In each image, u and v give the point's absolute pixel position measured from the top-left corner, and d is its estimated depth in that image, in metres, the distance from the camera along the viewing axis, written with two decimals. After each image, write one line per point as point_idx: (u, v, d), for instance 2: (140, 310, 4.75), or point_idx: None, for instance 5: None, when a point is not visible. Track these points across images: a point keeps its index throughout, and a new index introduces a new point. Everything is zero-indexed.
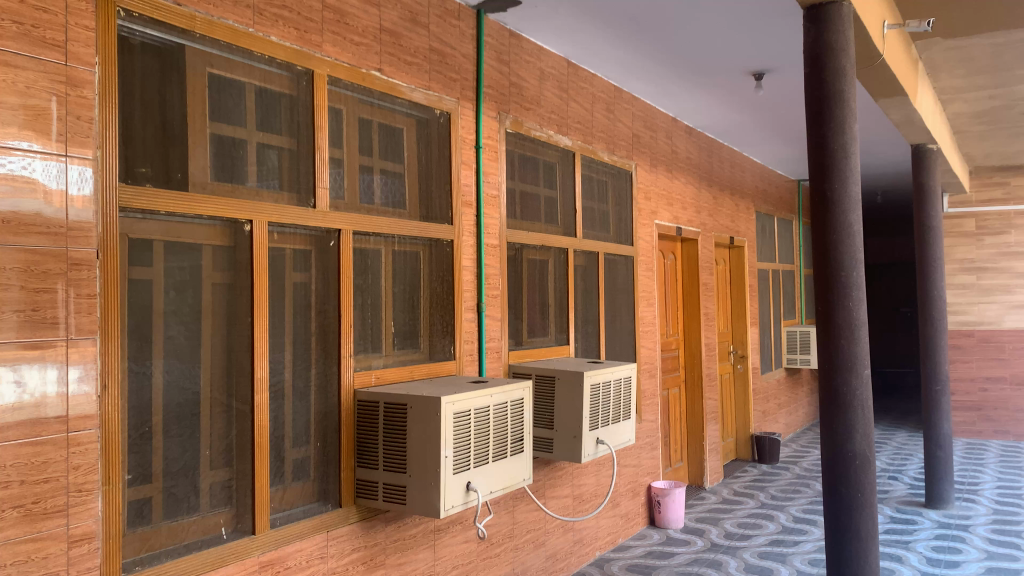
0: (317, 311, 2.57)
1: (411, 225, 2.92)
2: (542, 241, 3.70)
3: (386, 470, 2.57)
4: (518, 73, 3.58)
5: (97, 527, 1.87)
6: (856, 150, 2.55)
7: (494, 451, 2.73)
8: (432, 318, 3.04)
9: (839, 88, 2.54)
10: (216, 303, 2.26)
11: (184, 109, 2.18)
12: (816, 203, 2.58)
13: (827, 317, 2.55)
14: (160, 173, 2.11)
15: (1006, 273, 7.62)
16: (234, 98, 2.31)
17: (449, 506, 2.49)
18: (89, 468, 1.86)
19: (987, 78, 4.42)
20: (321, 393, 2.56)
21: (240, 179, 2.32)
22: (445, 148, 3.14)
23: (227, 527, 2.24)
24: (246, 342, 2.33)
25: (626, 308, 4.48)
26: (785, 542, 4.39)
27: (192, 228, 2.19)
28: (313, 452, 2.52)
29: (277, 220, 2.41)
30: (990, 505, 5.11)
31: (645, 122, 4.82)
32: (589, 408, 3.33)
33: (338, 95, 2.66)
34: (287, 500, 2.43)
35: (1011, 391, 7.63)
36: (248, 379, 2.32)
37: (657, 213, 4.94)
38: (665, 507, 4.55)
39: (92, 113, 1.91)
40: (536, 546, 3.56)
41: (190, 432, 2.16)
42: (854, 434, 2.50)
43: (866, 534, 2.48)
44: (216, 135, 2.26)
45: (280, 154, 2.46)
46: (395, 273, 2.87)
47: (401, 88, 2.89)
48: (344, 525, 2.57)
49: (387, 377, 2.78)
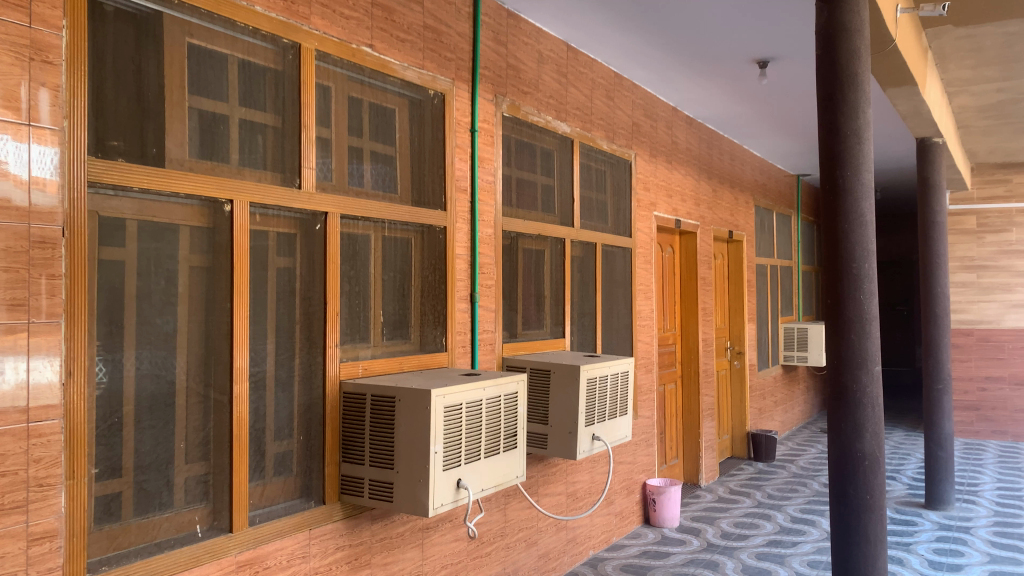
0: (301, 298, 2.44)
1: (402, 210, 2.79)
2: (539, 231, 3.58)
3: (372, 466, 2.45)
4: (516, 55, 3.45)
5: (59, 524, 1.75)
6: (869, 136, 2.44)
7: (486, 448, 2.61)
8: (423, 307, 2.91)
9: (853, 70, 2.42)
10: (193, 288, 2.13)
11: (161, 80, 2.04)
12: (826, 191, 2.47)
13: (838, 309, 2.43)
14: (135, 147, 1.97)
15: (1007, 272, 7.53)
16: (215, 71, 2.18)
17: (437, 504, 2.37)
18: (52, 461, 1.74)
19: (997, 70, 4.31)
20: (306, 384, 2.43)
21: (222, 157, 2.20)
22: (439, 131, 3.01)
23: (202, 524, 2.12)
24: (225, 329, 2.20)
25: (623, 300, 4.37)
26: (784, 543, 4.28)
27: (168, 207, 2.06)
28: (296, 445, 2.40)
29: (259, 201, 2.29)
30: (991, 507, 5.01)
31: (645, 110, 4.69)
32: (586, 404, 3.21)
33: (326, 71, 2.52)
34: (267, 497, 2.30)
35: (1010, 391, 7.55)
36: (226, 369, 2.20)
37: (657, 205, 4.82)
38: (660, 505, 4.44)
39: (58, 81, 1.78)
40: (528, 545, 3.45)
41: (164, 423, 2.03)
42: (863, 433, 2.39)
43: (874, 539, 2.37)
44: (197, 109, 2.13)
45: (264, 133, 2.33)
46: (385, 261, 2.75)
47: (393, 66, 2.76)
48: (327, 523, 2.46)
49: (375, 369, 2.66)
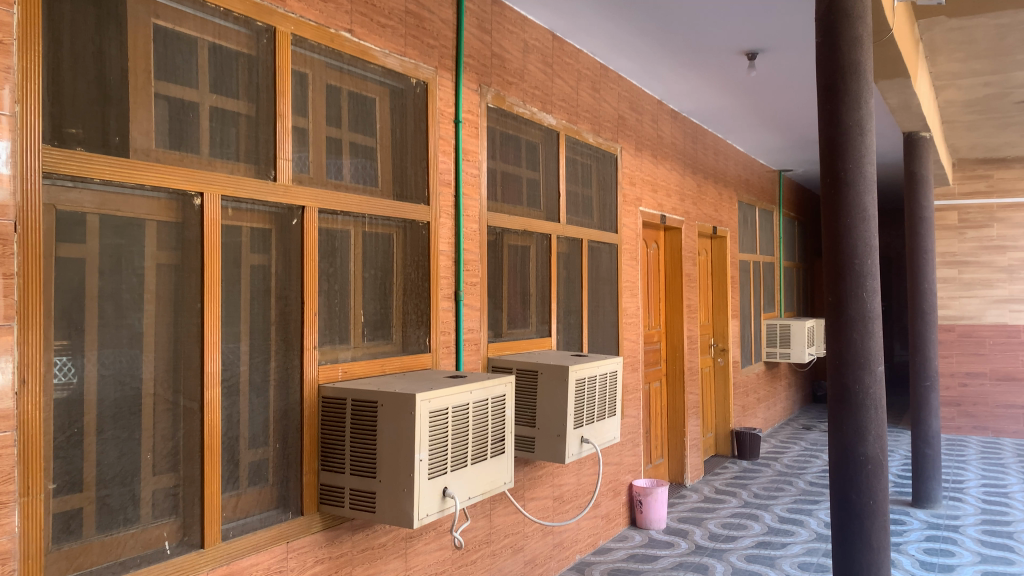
0: (277, 297, 2.30)
1: (384, 203, 2.66)
2: (524, 226, 3.47)
3: (353, 475, 2.32)
4: (501, 43, 3.33)
5: (13, 545, 1.61)
6: (872, 128, 2.35)
7: (473, 454, 2.49)
8: (405, 306, 2.79)
9: (854, 59, 2.33)
10: (161, 288, 1.99)
11: (124, 63, 1.89)
12: (827, 185, 2.37)
13: (839, 306, 2.34)
14: (96, 136, 1.83)
15: (988, 267, 7.54)
16: (184, 54, 2.03)
17: (423, 515, 2.24)
18: (4, 476, 1.60)
19: (986, 63, 4.26)
20: (282, 388, 2.30)
21: (191, 148, 2.05)
22: (421, 121, 2.88)
23: (172, 540, 1.98)
24: (195, 331, 2.06)
25: (609, 298, 4.26)
26: (773, 544, 4.20)
27: (133, 200, 1.92)
28: (272, 454, 2.26)
29: (231, 194, 2.14)
30: (978, 505, 4.98)
31: (630, 103, 4.59)
32: (575, 405, 3.10)
33: (303, 57, 2.38)
34: (241, 509, 2.16)
35: (991, 387, 7.56)
36: (197, 374, 2.06)
37: (642, 200, 4.72)
38: (647, 507, 4.35)
39: (9, 62, 1.64)
40: (514, 551, 3.33)
41: (129, 433, 1.89)
42: (866, 436, 2.30)
43: (877, 546, 2.28)
44: (164, 95, 1.98)
45: (237, 123, 2.19)
46: (365, 258, 2.62)
47: (374, 53, 2.62)
48: (305, 535, 2.32)
49: (355, 372, 2.53)
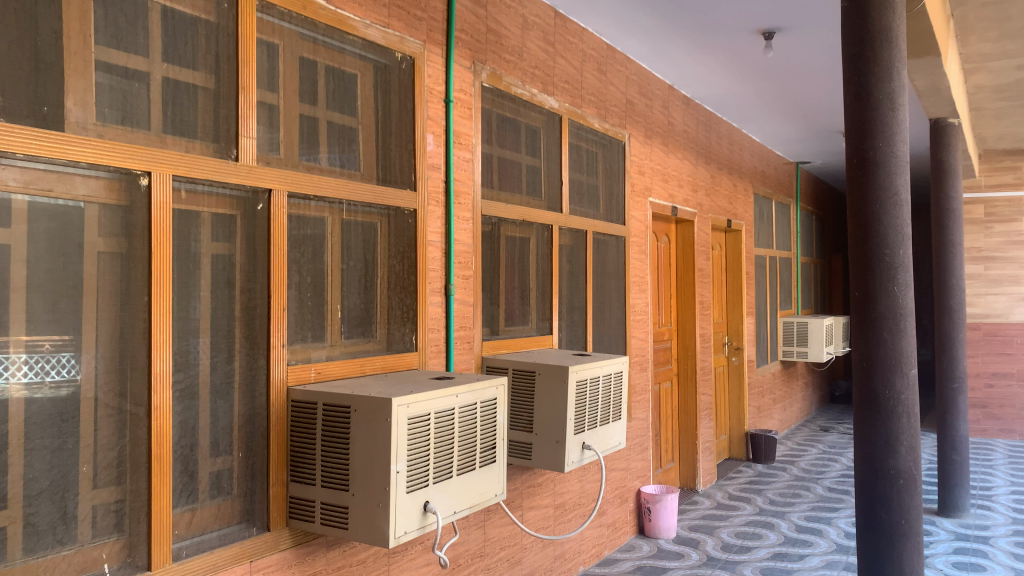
0: (241, 290, 2.08)
1: (364, 188, 2.44)
2: (523, 216, 3.23)
3: (324, 487, 2.10)
4: (497, 18, 3.10)
5: None
6: (905, 102, 2.10)
7: (459, 464, 2.26)
8: (389, 301, 2.56)
9: (887, 25, 2.08)
10: (103, 279, 1.77)
11: (58, 24, 1.67)
12: (854, 167, 2.13)
13: (866, 303, 2.10)
14: (21, 105, 1.60)
15: (1015, 264, 7.24)
16: (129, 16, 1.81)
17: (400, 532, 2.01)
18: None
19: (1021, 44, 3.98)
20: (247, 392, 2.08)
21: (139, 122, 1.83)
22: (407, 100, 2.66)
23: (112, 563, 1.76)
24: (142, 327, 1.84)
25: (616, 293, 4.02)
26: (789, 556, 3.94)
27: (67, 179, 1.70)
28: (235, 463, 2.05)
29: (185, 174, 1.92)
30: (1008, 514, 4.69)
31: (639, 87, 4.36)
32: (575, 408, 2.87)
33: (272, 26, 2.17)
34: (197, 525, 1.94)
35: (1019, 388, 7.26)
36: (144, 375, 1.84)
37: (652, 190, 4.47)
38: (655, 515, 4.11)
39: None
40: (511, 564, 3.11)
41: (62, 441, 1.67)
42: (897, 447, 2.06)
43: (909, 570, 2.04)
44: (105, 63, 1.76)
45: (193, 96, 1.97)
46: (344, 248, 2.40)
47: (352, 23, 2.39)
48: (272, 553, 2.11)
49: (330, 373, 2.30)
